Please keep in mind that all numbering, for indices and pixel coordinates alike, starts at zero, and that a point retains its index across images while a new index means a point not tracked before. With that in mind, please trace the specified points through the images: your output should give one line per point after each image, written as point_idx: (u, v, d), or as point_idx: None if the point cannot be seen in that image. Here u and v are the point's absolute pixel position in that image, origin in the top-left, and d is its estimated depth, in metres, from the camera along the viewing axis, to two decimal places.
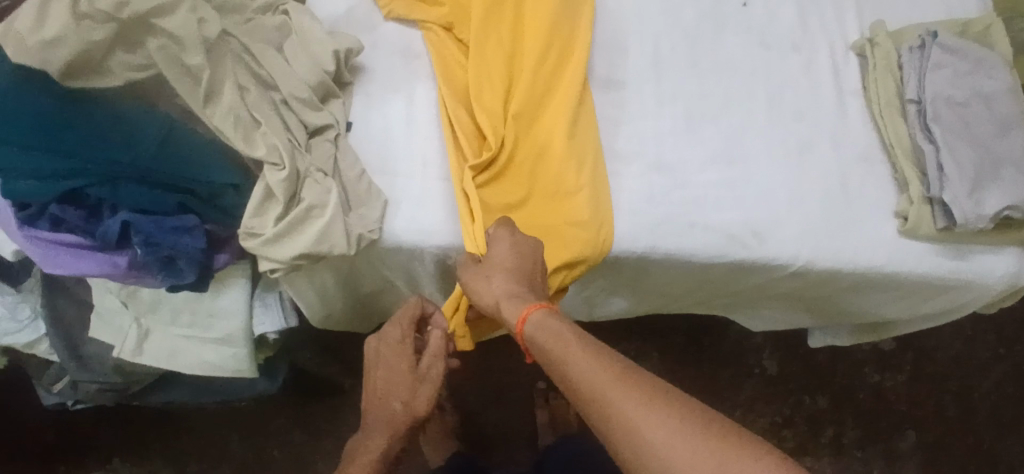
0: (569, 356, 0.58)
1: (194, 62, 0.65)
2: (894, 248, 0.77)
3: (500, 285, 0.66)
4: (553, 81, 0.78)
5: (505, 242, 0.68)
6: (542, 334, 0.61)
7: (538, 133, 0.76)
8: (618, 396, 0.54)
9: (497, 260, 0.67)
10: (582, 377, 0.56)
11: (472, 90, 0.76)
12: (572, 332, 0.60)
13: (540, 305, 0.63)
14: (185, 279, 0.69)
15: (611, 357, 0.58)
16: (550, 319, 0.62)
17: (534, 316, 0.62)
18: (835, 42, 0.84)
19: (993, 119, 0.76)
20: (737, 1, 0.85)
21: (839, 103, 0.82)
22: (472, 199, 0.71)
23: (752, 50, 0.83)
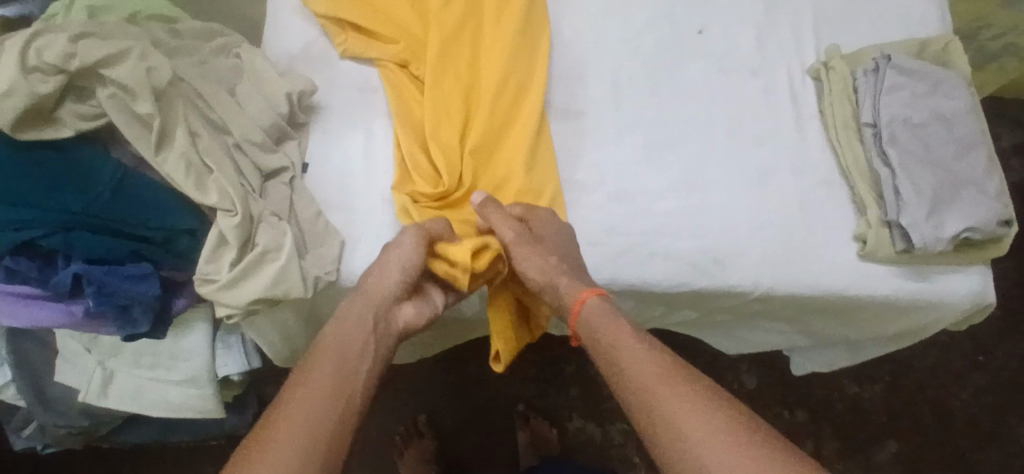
0: (623, 347, 0.62)
1: (145, 110, 0.65)
2: (854, 271, 0.77)
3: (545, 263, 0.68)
4: (509, 114, 0.77)
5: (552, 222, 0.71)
6: (598, 320, 0.65)
7: (496, 167, 0.77)
8: (664, 395, 0.57)
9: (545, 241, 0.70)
10: (633, 370, 0.60)
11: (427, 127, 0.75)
12: (624, 325, 0.64)
13: (596, 292, 0.66)
14: (140, 328, 0.68)
15: (664, 357, 0.61)
16: (606, 306, 0.65)
17: (592, 300, 0.66)
18: (793, 65, 0.84)
19: (952, 138, 0.76)
20: (692, 28, 0.84)
21: (798, 126, 0.81)
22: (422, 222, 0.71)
23: (709, 76, 0.82)
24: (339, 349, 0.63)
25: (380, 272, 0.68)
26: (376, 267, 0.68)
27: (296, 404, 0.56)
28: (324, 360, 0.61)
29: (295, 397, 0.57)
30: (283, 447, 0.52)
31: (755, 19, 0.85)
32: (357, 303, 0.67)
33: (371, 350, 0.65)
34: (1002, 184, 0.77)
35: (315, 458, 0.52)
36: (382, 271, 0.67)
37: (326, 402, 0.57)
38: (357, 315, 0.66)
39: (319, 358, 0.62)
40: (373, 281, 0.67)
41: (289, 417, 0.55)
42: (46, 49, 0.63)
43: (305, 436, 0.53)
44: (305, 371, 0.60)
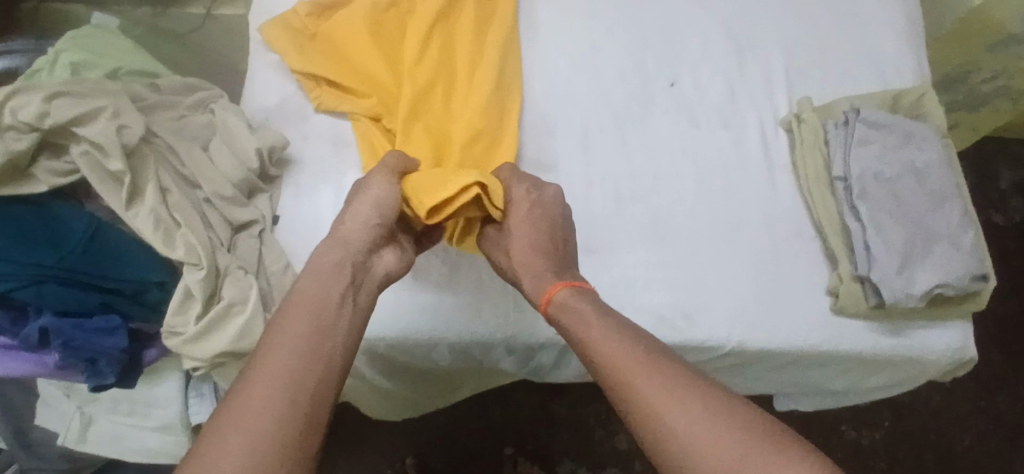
0: (597, 335, 0.59)
1: (116, 167, 0.66)
2: (827, 326, 0.76)
3: (523, 260, 0.68)
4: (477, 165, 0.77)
5: (525, 207, 0.70)
6: (569, 313, 0.63)
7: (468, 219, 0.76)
8: (645, 379, 0.54)
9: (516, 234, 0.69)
10: (611, 359, 0.57)
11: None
12: (594, 314, 0.62)
13: (565, 285, 0.65)
14: (107, 380, 0.69)
15: (637, 343, 0.58)
16: (576, 301, 0.64)
17: (558, 296, 0.65)
18: (764, 116, 0.85)
19: (924, 193, 0.76)
20: (663, 81, 0.85)
21: (767, 177, 0.82)
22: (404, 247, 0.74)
23: (680, 128, 0.83)
24: (317, 298, 0.58)
25: (353, 216, 0.65)
26: (352, 208, 0.66)
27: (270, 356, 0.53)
28: (299, 308, 0.57)
29: (269, 345, 0.54)
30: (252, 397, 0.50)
31: (727, 70, 0.86)
32: (336, 249, 0.63)
33: (352, 299, 0.60)
34: (977, 237, 0.76)
35: (298, 406, 0.50)
36: (356, 217, 0.65)
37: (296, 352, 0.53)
38: (334, 260, 0.62)
39: (295, 305, 0.57)
40: (349, 226, 0.65)
41: (264, 369, 0.52)
42: (21, 108, 0.65)
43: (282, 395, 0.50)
44: (278, 319, 0.56)
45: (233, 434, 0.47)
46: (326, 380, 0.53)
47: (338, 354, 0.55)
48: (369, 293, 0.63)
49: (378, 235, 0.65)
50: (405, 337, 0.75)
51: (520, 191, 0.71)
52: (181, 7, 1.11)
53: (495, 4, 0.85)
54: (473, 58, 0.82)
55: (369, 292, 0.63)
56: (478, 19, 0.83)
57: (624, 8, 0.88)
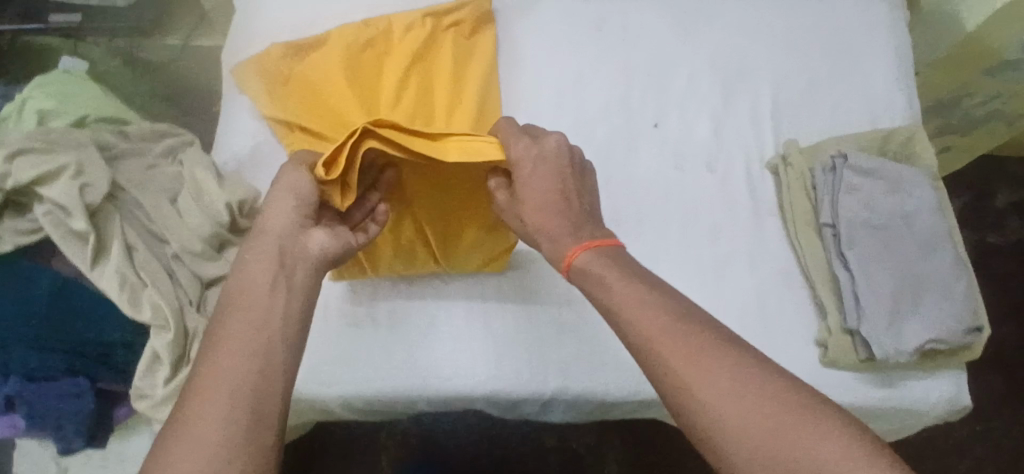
0: (619, 301, 0.55)
1: (80, 227, 0.64)
2: (816, 377, 0.74)
3: (546, 224, 0.62)
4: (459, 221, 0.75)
5: (530, 159, 0.63)
6: (595, 281, 0.58)
7: (452, 267, 0.77)
8: (672, 350, 0.51)
9: (527, 193, 0.63)
10: (636, 328, 0.53)
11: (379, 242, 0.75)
12: (617, 277, 0.57)
13: (589, 247, 0.60)
14: (75, 444, 0.67)
15: (661, 306, 0.54)
16: (600, 266, 0.59)
17: (580, 259, 0.60)
18: (750, 158, 0.83)
19: (914, 240, 0.74)
20: (647, 121, 0.83)
21: (754, 223, 0.80)
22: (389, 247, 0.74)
23: (665, 171, 0.81)
24: (249, 296, 0.54)
25: (274, 205, 0.59)
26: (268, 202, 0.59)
27: (220, 352, 0.50)
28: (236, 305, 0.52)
29: (215, 339, 0.51)
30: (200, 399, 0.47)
31: (714, 107, 0.84)
32: (262, 243, 0.57)
33: (287, 281, 0.56)
34: (970, 286, 0.74)
35: (242, 404, 0.47)
36: (274, 210, 0.59)
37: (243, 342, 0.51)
38: (267, 255, 0.57)
39: (234, 296, 0.54)
40: (270, 217, 0.59)
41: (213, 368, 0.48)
42: None
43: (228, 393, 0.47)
44: (219, 318, 0.53)
45: (185, 438, 0.45)
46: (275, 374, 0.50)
47: (283, 344, 0.51)
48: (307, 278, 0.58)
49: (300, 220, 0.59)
50: (381, 396, 0.73)
51: (520, 145, 0.63)
52: (159, 37, 1.09)
53: (475, 42, 0.83)
54: (451, 100, 0.79)
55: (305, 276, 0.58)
56: (457, 60, 0.81)
57: (609, 44, 0.86)
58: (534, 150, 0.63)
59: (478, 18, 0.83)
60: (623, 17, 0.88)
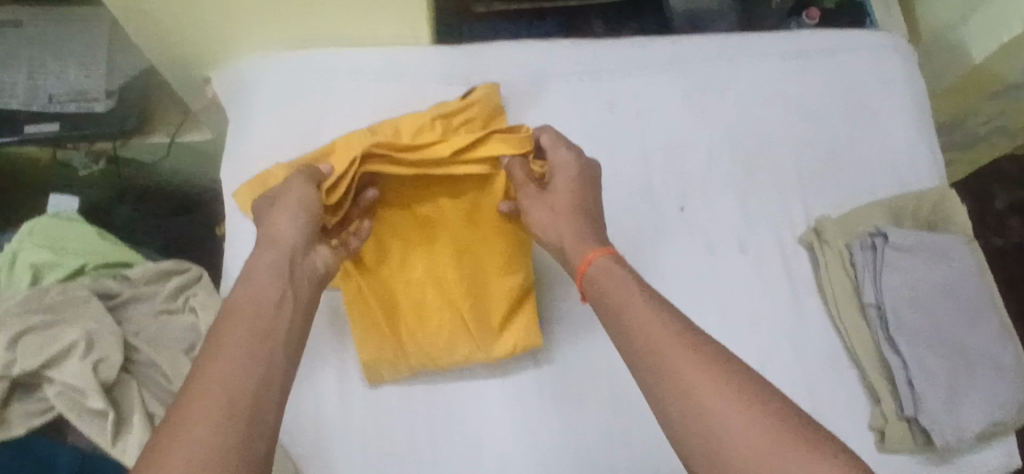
0: (632, 304, 0.57)
1: (97, 405, 0.60)
2: (875, 465, 0.72)
3: (567, 227, 0.67)
4: (477, 268, 0.77)
5: (572, 165, 0.70)
6: (604, 275, 0.61)
7: (479, 318, 0.76)
8: (676, 352, 0.52)
9: (557, 194, 0.69)
10: (643, 329, 0.54)
11: (400, 301, 0.76)
12: (633, 282, 0.59)
13: (606, 251, 0.63)
14: None
15: (673, 315, 0.56)
16: (615, 266, 0.62)
17: (599, 260, 0.63)
18: (782, 235, 0.80)
19: (959, 312, 0.73)
20: (672, 204, 0.80)
21: (794, 305, 0.77)
22: (412, 295, 0.76)
23: (695, 254, 0.78)
24: (252, 299, 0.56)
25: (280, 218, 0.63)
26: (272, 218, 0.63)
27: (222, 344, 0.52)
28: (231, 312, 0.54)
29: (214, 341, 0.52)
30: (201, 394, 0.48)
31: (737, 181, 0.81)
32: (267, 251, 0.61)
33: (292, 295, 0.58)
34: (1017, 355, 0.73)
35: (241, 405, 0.48)
36: (282, 212, 0.63)
37: (246, 346, 0.52)
38: (269, 264, 0.59)
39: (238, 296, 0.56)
40: (277, 229, 0.62)
41: (214, 368, 0.49)
42: None
43: (230, 396, 0.48)
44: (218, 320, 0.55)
45: (191, 430, 0.46)
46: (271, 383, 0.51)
47: (282, 349, 0.54)
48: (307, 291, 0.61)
49: (309, 230, 0.63)
50: None
51: (561, 155, 0.71)
52: (141, 137, 1.01)
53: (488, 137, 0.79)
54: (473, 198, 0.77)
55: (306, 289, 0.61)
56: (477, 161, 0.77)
57: (625, 124, 0.82)
58: (576, 160, 0.70)
59: (489, 110, 0.79)
60: (636, 91, 0.83)
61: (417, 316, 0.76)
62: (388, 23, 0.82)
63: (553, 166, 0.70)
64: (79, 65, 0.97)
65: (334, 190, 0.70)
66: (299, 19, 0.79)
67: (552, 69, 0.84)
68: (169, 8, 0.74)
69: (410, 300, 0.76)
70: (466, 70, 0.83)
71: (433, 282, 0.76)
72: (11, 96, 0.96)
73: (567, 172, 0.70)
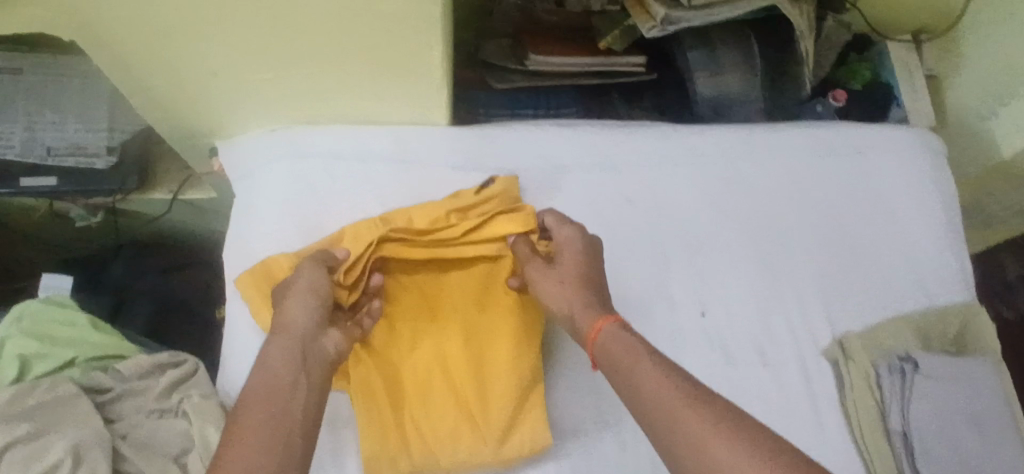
0: (639, 365, 0.56)
1: None
2: None
3: (573, 295, 0.64)
4: (486, 350, 0.73)
5: (577, 240, 0.68)
6: (616, 347, 0.59)
7: (487, 403, 0.71)
8: (687, 410, 0.51)
9: (564, 264, 0.67)
10: (652, 389, 0.54)
11: (406, 390, 0.71)
12: (640, 345, 0.58)
13: (612, 317, 0.62)
14: None
15: (681, 376, 0.55)
16: (625, 333, 0.59)
17: (607, 328, 0.60)
18: (805, 347, 0.77)
19: (987, 444, 0.70)
20: (693, 309, 0.76)
21: (817, 423, 0.74)
22: (419, 377, 0.71)
23: (715, 364, 0.75)
24: (266, 389, 0.58)
25: (291, 303, 0.64)
26: (283, 305, 0.64)
27: (243, 434, 0.55)
28: (255, 399, 0.57)
29: (238, 427, 0.55)
30: None
31: (757, 287, 0.78)
32: (279, 340, 0.62)
33: (305, 379, 0.60)
34: None
35: None
36: (295, 299, 0.64)
37: (266, 432, 0.55)
38: (284, 352, 0.61)
39: (256, 384, 0.58)
40: (288, 316, 0.63)
41: (235, 455, 0.53)
42: None
43: None
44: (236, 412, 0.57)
45: None
46: (287, 463, 0.54)
47: (298, 434, 0.56)
48: (317, 377, 0.61)
49: (320, 315, 0.64)
50: None
51: (564, 231, 0.69)
52: (143, 194, 0.99)
53: None
54: (485, 276, 0.75)
55: (317, 375, 0.61)
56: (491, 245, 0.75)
57: (642, 223, 0.78)
58: (581, 235, 0.69)
59: (506, 199, 0.77)
60: (655, 186, 0.81)
61: (423, 401, 0.71)
62: (403, 107, 0.78)
63: (559, 239, 0.69)
64: (79, 120, 0.93)
65: (350, 269, 0.69)
66: (310, 100, 0.76)
67: (570, 160, 0.80)
68: (180, 85, 0.72)
69: (416, 384, 0.71)
70: (482, 159, 0.80)
71: (441, 364, 0.72)
72: (6, 148, 0.92)
73: (576, 245, 0.68)
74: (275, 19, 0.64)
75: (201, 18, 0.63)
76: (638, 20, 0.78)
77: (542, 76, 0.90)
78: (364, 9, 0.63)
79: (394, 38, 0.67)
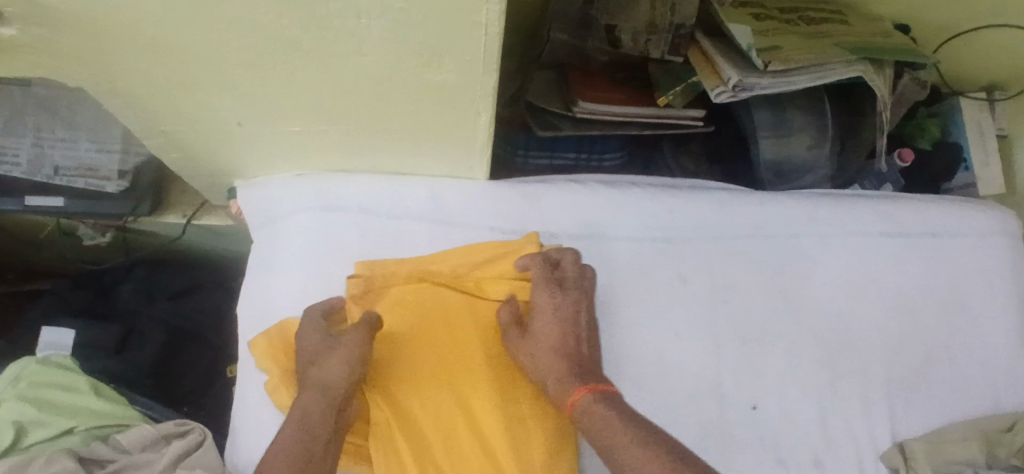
0: (618, 443, 0.56)
1: None
2: None
3: (549, 361, 0.63)
4: (513, 389, 0.65)
5: (553, 308, 0.65)
6: (593, 422, 0.58)
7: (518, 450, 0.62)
8: None
9: (538, 329, 0.65)
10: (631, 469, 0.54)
11: (429, 439, 0.62)
12: (618, 418, 0.57)
13: (591, 389, 0.60)
14: None
15: (662, 447, 0.54)
16: (602, 406, 0.59)
17: (582, 402, 0.60)
18: (862, 451, 0.71)
19: None
20: (745, 404, 0.70)
21: None
22: (443, 423, 0.62)
23: (765, 470, 0.68)
24: (293, 445, 0.58)
25: (326, 366, 0.61)
26: (318, 363, 0.62)
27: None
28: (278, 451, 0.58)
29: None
30: None
31: (812, 385, 0.72)
32: (309, 401, 0.60)
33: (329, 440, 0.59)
34: None
35: None
36: (334, 357, 0.62)
37: None
38: (313, 411, 0.60)
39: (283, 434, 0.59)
40: (322, 376, 0.61)
41: None
42: None
43: None
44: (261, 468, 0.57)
45: None
46: None
47: None
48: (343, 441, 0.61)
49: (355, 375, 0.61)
50: None
51: (541, 298, 0.66)
52: (155, 217, 0.94)
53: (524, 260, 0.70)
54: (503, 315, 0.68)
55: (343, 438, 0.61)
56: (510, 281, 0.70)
57: (695, 306, 0.72)
58: (561, 302, 0.66)
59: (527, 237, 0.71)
60: (710, 264, 0.75)
61: (450, 448, 0.62)
62: (440, 163, 0.72)
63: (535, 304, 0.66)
64: (90, 138, 0.85)
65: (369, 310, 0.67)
66: (343, 151, 0.70)
67: (620, 230, 0.75)
68: (201, 131, 0.67)
69: (438, 431, 0.62)
70: (521, 221, 0.74)
71: (465, 406, 0.63)
72: (14, 164, 0.86)
73: (558, 308, 0.66)
74: (309, 86, 0.58)
75: (230, 78, 0.57)
76: (707, 83, 0.75)
77: (590, 124, 0.82)
78: (405, 80, 0.57)
79: (437, 106, 0.61)
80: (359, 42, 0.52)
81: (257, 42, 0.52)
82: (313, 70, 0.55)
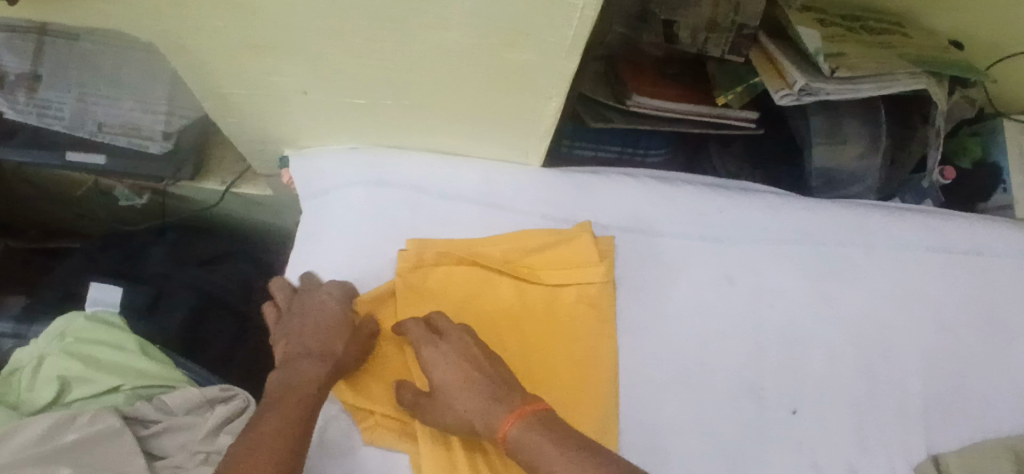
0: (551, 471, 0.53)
1: None
2: None
3: (464, 405, 0.58)
4: (554, 377, 0.65)
5: (441, 356, 0.60)
6: (530, 454, 0.54)
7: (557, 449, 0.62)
8: None
9: (439, 379, 0.60)
10: None
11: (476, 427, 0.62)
12: (550, 444, 0.54)
13: (518, 415, 0.56)
14: None
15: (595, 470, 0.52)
16: (531, 432, 0.55)
17: (512, 432, 0.56)
18: (896, 461, 0.70)
19: None
20: (784, 406, 0.70)
21: None
22: None
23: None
24: (294, 398, 0.57)
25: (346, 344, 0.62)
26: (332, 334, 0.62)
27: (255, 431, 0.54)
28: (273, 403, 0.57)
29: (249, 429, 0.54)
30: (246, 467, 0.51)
31: (849, 391, 0.72)
32: (309, 365, 0.60)
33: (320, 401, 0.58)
34: None
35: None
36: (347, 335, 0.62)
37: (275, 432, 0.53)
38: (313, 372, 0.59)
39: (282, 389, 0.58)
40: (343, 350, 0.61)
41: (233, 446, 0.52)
42: None
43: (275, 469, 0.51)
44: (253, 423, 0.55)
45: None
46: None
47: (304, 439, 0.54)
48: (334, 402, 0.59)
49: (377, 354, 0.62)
50: None
51: (428, 350, 0.60)
52: (194, 182, 0.93)
53: (573, 249, 0.70)
54: (548, 304, 0.68)
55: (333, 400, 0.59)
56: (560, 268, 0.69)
57: (739, 307, 0.72)
58: (450, 349, 0.60)
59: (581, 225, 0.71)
60: (754, 266, 0.75)
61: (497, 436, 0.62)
62: (497, 146, 0.72)
63: (422, 358, 0.60)
64: (135, 99, 0.82)
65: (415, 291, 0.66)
66: (400, 128, 0.70)
67: (668, 226, 0.74)
68: (260, 98, 0.66)
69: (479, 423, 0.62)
70: (572, 210, 0.74)
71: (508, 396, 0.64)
72: (55, 119, 0.85)
73: (453, 356, 0.60)
74: (381, 59, 0.58)
75: (307, 46, 0.57)
76: (771, 85, 0.76)
77: (641, 116, 0.81)
78: (477, 59, 0.56)
79: (506, 88, 0.60)
80: (446, 17, 0.52)
81: (341, 10, 0.52)
82: (389, 44, 0.55)
